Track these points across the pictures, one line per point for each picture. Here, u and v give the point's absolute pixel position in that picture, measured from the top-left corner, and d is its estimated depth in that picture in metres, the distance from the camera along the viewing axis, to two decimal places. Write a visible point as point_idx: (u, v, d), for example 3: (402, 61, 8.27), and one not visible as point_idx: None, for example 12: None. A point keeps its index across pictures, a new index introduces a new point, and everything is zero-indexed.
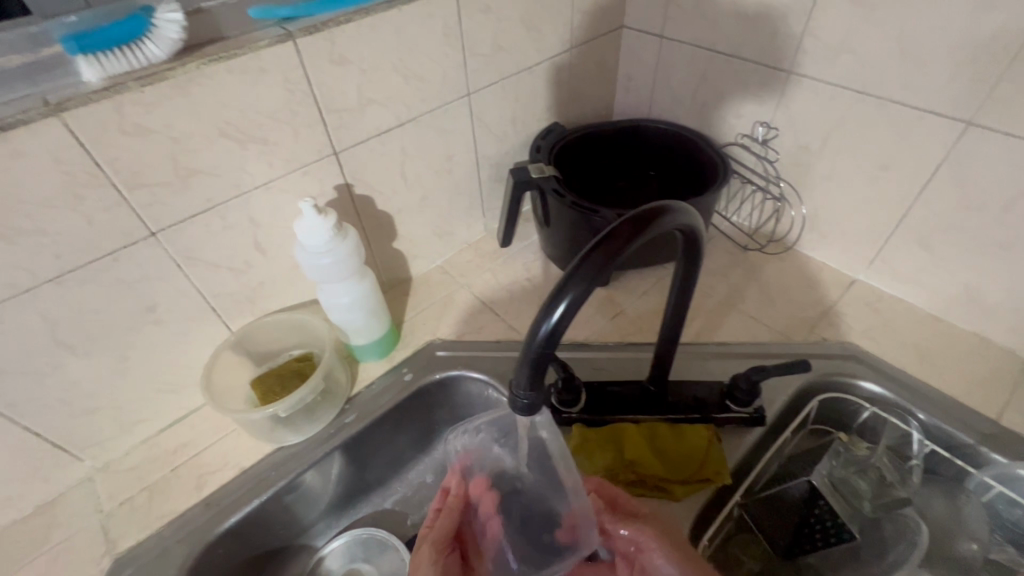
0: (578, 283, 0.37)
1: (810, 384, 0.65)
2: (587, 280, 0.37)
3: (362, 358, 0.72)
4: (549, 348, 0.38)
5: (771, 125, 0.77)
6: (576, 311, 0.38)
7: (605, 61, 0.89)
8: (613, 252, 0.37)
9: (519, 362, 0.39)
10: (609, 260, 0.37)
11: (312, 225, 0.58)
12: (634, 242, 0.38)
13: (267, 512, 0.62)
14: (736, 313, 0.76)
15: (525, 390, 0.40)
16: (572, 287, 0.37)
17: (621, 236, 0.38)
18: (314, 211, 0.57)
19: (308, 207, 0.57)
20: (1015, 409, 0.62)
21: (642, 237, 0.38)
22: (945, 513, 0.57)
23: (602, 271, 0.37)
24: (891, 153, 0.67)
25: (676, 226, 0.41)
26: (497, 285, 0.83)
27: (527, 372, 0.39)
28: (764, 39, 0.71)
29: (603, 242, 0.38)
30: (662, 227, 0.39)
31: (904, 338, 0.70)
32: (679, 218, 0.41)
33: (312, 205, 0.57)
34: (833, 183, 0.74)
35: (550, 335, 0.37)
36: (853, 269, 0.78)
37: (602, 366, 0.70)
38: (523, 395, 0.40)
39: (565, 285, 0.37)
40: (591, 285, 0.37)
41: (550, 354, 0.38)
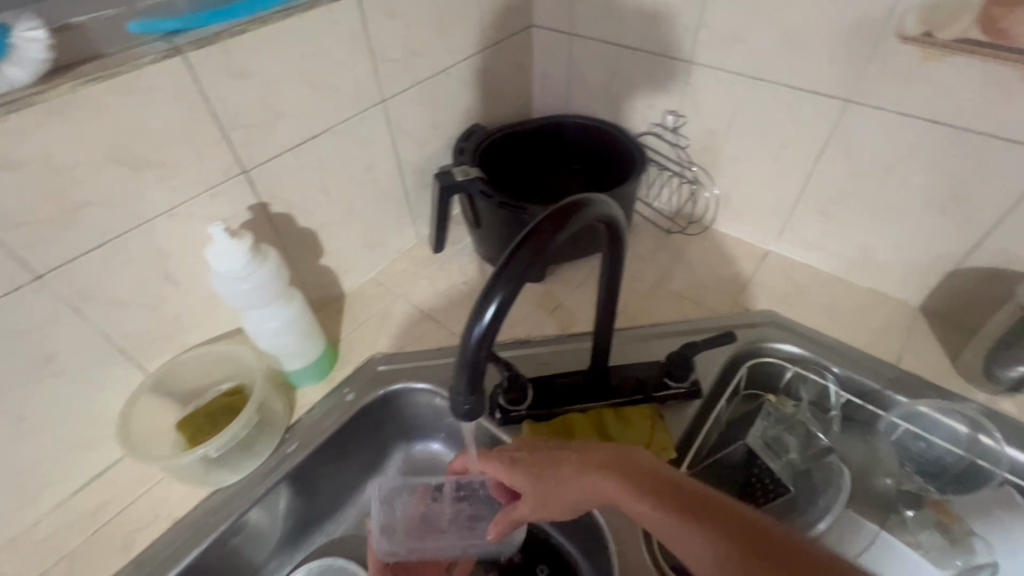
0: (506, 282, 0.37)
1: (738, 354, 0.70)
2: (515, 278, 0.37)
3: (298, 384, 0.69)
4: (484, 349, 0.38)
5: (680, 113, 0.81)
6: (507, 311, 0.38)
7: (519, 60, 0.90)
8: (540, 247, 0.38)
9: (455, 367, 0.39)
10: (538, 255, 0.38)
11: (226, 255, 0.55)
12: (559, 236, 0.39)
13: (209, 560, 0.58)
14: (666, 294, 0.79)
15: (466, 397, 0.40)
16: (501, 288, 0.37)
17: (545, 232, 0.38)
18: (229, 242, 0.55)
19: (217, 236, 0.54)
20: (910, 353, 0.69)
21: (565, 231, 0.39)
22: (864, 454, 0.64)
23: (529, 268, 0.38)
24: (786, 131, 0.72)
25: (597, 217, 0.42)
26: (434, 293, 0.82)
27: (466, 380, 0.39)
28: (665, 32, 0.75)
29: (527, 238, 0.38)
30: (584, 220, 0.41)
31: (814, 301, 0.76)
32: (600, 211, 0.42)
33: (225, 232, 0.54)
34: (739, 164, 0.79)
35: (482, 336, 0.37)
36: (765, 242, 0.84)
37: (546, 361, 0.70)
38: (464, 402, 0.40)
39: (493, 285, 0.37)
40: (519, 283, 0.37)
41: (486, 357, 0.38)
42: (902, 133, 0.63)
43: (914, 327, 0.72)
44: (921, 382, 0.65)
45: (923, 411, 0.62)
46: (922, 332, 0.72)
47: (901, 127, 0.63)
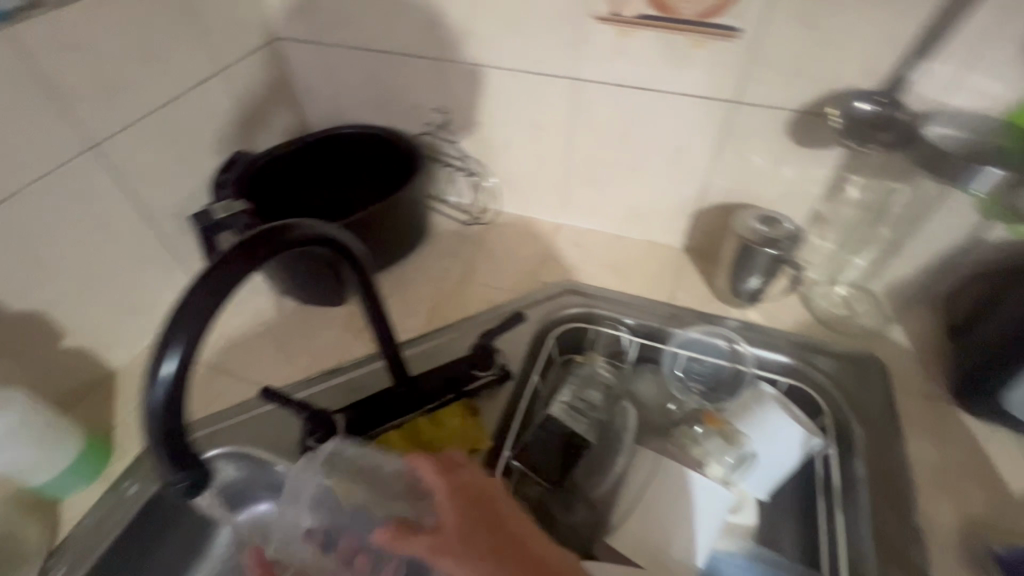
0: (178, 334, 0.34)
1: (541, 328, 0.73)
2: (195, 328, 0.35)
3: (61, 495, 0.58)
4: (168, 420, 0.34)
5: (444, 110, 0.82)
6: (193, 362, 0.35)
7: (272, 78, 0.84)
8: (219, 286, 0.36)
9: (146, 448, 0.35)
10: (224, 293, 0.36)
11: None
12: (248, 271, 0.37)
13: None
14: (472, 286, 0.81)
15: (174, 471, 0.36)
16: (177, 338, 0.34)
17: (223, 270, 0.36)
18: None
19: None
20: (679, 290, 0.79)
21: (258, 263, 0.38)
22: (657, 388, 0.71)
23: (211, 312, 0.35)
24: (537, 113, 0.77)
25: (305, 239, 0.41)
26: (227, 344, 0.74)
27: (164, 451, 0.35)
28: (404, 33, 0.75)
29: (205, 279, 0.36)
30: (285, 247, 0.40)
31: (602, 263, 0.83)
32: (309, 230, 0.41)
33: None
34: (509, 149, 0.83)
35: (163, 400, 0.34)
36: (554, 217, 0.89)
37: (357, 386, 0.67)
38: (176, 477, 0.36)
39: (167, 341, 0.34)
40: (199, 332, 0.35)
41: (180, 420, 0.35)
42: (621, 100, 0.71)
43: (682, 266, 0.82)
44: (690, 313, 0.75)
45: (693, 337, 0.71)
46: (688, 269, 0.82)
47: (619, 95, 0.71)
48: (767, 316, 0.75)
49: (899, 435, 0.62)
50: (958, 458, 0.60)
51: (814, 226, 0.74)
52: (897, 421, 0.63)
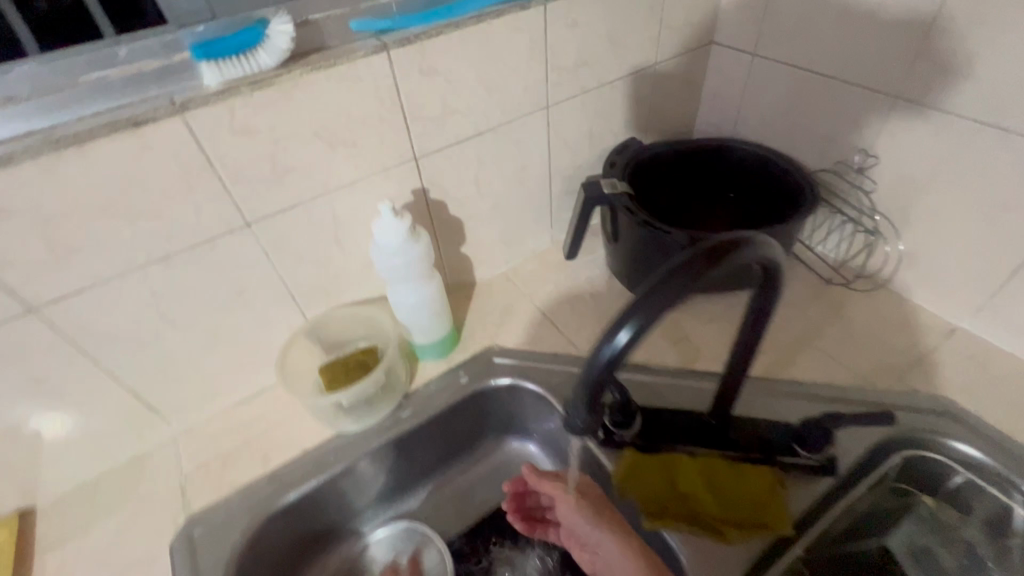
0: (639, 314, 0.34)
1: (892, 438, 0.59)
2: (654, 311, 0.34)
3: (421, 357, 0.74)
4: (603, 378, 0.35)
5: (869, 153, 0.71)
6: (640, 337, 0.35)
7: (692, 77, 0.86)
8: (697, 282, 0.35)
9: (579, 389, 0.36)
10: (679, 291, 0.34)
11: (609, 353, 0.35)
12: (703, 276, 0.35)
13: (322, 494, 0.66)
14: (814, 350, 0.70)
15: (581, 415, 0.37)
16: (639, 314, 0.34)
17: (699, 264, 0.35)
18: (622, 345, 0.35)
19: (631, 334, 0.34)
20: None
21: (714, 272, 0.35)
22: None
23: (672, 304, 0.34)
24: (1011, 191, 0.59)
25: (750, 259, 0.38)
26: (558, 297, 0.83)
27: (584, 398, 0.36)
28: (867, 61, 0.66)
29: (674, 272, 0.35)
30: (743, 259, 0.37)
31: (1012, 400, 0.62)
32: (755, 255, 0.38)
33: (633, 341, 0.34)
34: (938, 220, 0.67)
35: (606, 363, 0.35)
36: (954, 316, 0.70)
37: (661, 393, 0.66)
38: (578, 419, 0.38)
39: (627, 316, 0.34)
40: (656, 316, 0.34)
41: (611, 378, 0.36)
42: None
43: None
44: None
45: None
46: None
47: None
48: None
49: None
50: None
51: None
52: None
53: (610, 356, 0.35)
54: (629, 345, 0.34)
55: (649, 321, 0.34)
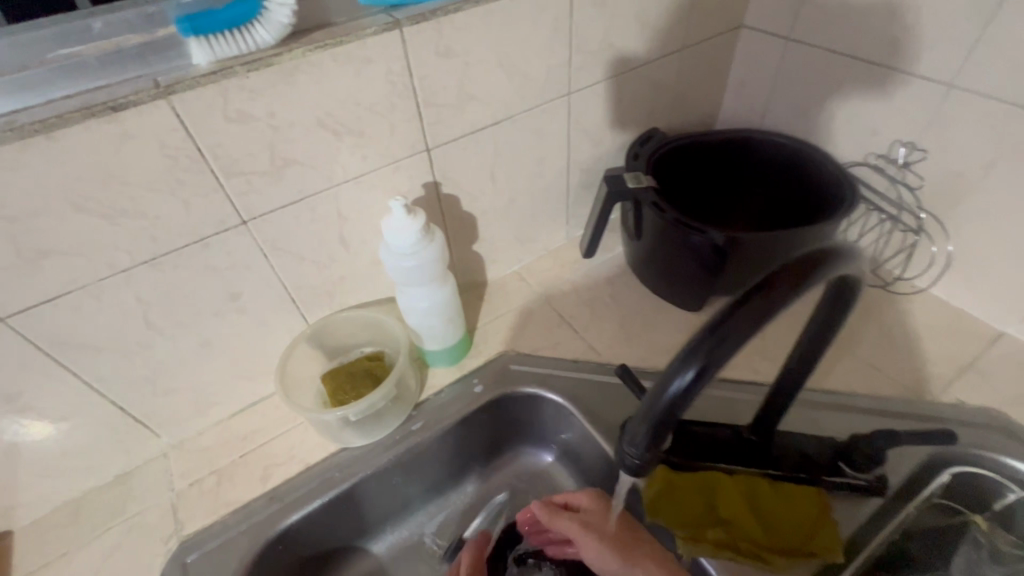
0: (716, 341, 0.29)
1: (942, 455, 0.55)
2: (734, 339, 0.29)
3: (431, 363, 0.69)
4: (670, 414, 0.30)
5: (915, 146, 0.66)
6: (716, 368, 0.30)
7: (719, 63, 0.80)
8: (783, 303, 0.30)
9: (638, 428, 0.32)
10: (759, 320, 0.29)
11: (677, 389, 0.30)
12: (789, 300, 0.30)
13: (327, 514, 0.61)
14: (853, 357, 0.66)
15: (639, 452, 0.32)
16: (715, 342, 0.29)
17: (782, 281, 0.30)
18: (693, 380, 0.29)
19: (705, 368, 0.29)
20: None
21: (800, 294, 0.30)
22: None
23: (752, 334, 0.29)
24: None
25: (833, 276, 0.33)
26: (576, 298, 0.78)
27: (645, 434, 0.32)
28: (919, 47, 0.61)
29: (753, 295, 0.30)
30: (829, 274, 0.32)
31: None
32: (839, 272, 0.33)
33: (706, 376, 0.29)
34: (989, 220, 0.62)
35: (676, 399, 0.30)
36: (1000, 321, 0.67)
37: (692, 404, 0.62)
38: (635, 456, 0.33)
39: (701, 344, 0.29)
40: (736, 345, 0.29)
41: (678, 414, 0.31)
42: None
43: None
44: None
45: None
46: None
47: None
48: None
49: None
50: None
51: None
52: None
53: (678, 392, 0.30)
54: (701, 382, 0.29)
55: (726, 354, 0.29)
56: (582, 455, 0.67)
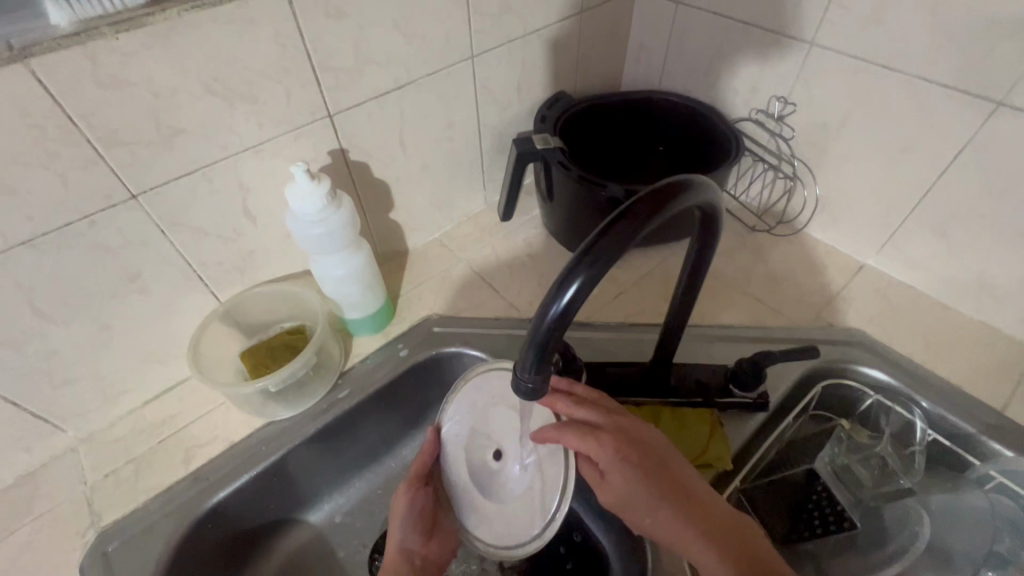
0: (586, 266, 0.33)
1: (815, 370, 0.63)
2: (602, 263, 0.33)
3: (355, 333, 0.70)
4: (552, 335, 0.34)
5: (788, 100, 0.73)
6: (588, 292, 0.33)
7: (617, 28, 0.84)
8: (642, 231, 0.34)
9: (529, 347, 0.35)
10: (621, 244, 0.33)
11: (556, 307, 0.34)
12: (648, 225, 0.34)
13: (257, 488, 0.61)
14: (743, 295, 0.73)
15: (531, 374, 0.36)
16: (585, 266, 0.33)
17: (641, 211, 0.34)
18: (571, 298, 0.33)
19: (581, 285, 0.33)
20: (1020, 400, 0.60)
21: (659, 221, 0.34)
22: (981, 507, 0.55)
23: (619, 253, 0.33)
24: (913, 133, 0.63)
25: (691, 206, 0.37)
26: (496, 261, 0.81)
27: (532, 355, 0.35)
28: (785, 7, 0.67)
29: (618, 223, 0.34)
30: (684, 205, 0.36)
31: (911, 325, 0.68)
32: (696, 202, 0.37)
33: (582, 294, 0.33)
34: (849, 164, 0.71)
35: (556, 322, 0.33)
36: (862, 253, 0.76)
37: (604, 347, 0.67)
38: (528, 379, 0.36)
39: (573, 269, 0.33)
40: (604, 268, 0.33)
41: (561, 336, 0.35)
42: None
43: None
44: None
45: None
46: None
47: None
48: None
49: None
50: None
51: None
52: None
53: (559, 310, 0.34)
54: (578, 298, 0.33)
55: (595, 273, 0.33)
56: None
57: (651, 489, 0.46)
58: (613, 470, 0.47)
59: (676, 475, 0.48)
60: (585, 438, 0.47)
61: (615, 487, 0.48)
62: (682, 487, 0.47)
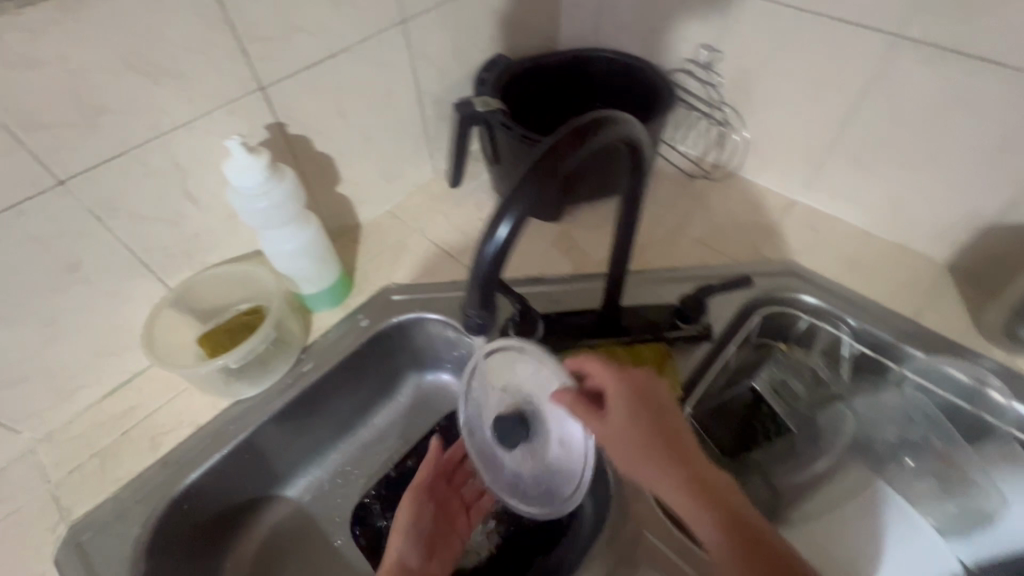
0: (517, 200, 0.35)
1: (755, 301, 0.68)
2: (531, 196, 0.36)
3: (314, 308, 0.70)
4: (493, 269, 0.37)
5: (714, 48, 0.76)
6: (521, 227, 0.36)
7: None
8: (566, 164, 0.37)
9: (472, 288, 0.38)
10: (548, 178, 0.36)
11: (491, 247, 0.37)
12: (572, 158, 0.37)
13: (231, 466, 0.62)
14: (686, 239, 0.78)
15: (477, 309, 0.39)
16: (517, 200, 0.35)
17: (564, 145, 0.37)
18: (504, 237, 0.36)
19: (512, 225, 0.35)
20: (928, 309, 0.67)
21: (582, 153, 0.37)
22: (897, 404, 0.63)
23: (546, 187, 0.36)
24: (826, 71, 0.68)
25: (614, 140, 0.40)
26: (449, 227, 0.82)
27: (477, 291, 0.38)
28: None
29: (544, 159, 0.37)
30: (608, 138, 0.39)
31: (837, 253, 0.74)
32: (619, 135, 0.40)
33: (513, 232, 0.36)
34: (773, 106, 0.75)
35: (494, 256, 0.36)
36: (791, 191, 0.81)
37: (558, 298, 0.70)
38: (475, 314, 0.39)
39: (506, 205, 0.35)
40: (534, 201, 0.36)
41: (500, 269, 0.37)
42: (953, 71, 0.59)
43: (939, 285, 0.70)
44: (936, 338, 0.64)
45: (943, 369, 0.61)
46: (946, 290, 0.69)
47: (951, 64, 0.59)
48: None
49: None
50: None
51: None
52: None
53: (493, 250, 0.36)
54: (512, 239, 0.36)
55: (520, 212, 0.36)
56: (479, 370, 0.72)
57: (642, 440, 0.46)
58: (615, 399, 0.47)
59: (673, 436, 0.46)
60: (605, 367, 0.49)
61: (603, 426, 0.46)
62: (676, 445, 0.46)
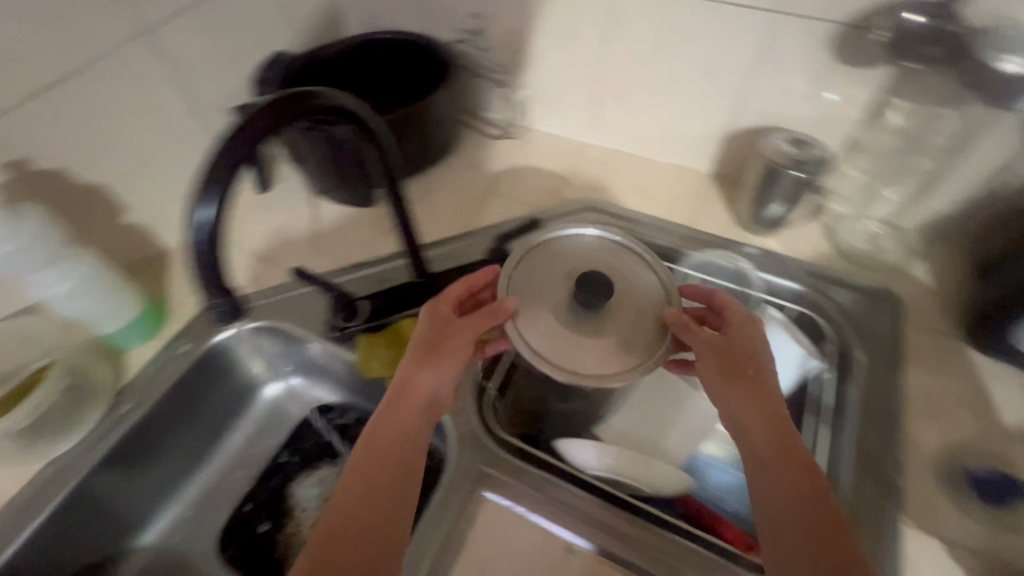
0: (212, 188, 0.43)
1: (558, 241, 0.76)
2: (221, 183, 0.44)
3: (126, 347, 0.67)
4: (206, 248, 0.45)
5: (479, 16, 0.81)
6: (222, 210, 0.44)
7: None
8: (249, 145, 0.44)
9: (202, 271, 0.47)
10: (234, 160, 0.44)
11: (199, 235, 0.44)
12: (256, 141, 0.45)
13: (58, 530, 0.58)
14: (496, 197, 0.83)
15: (216, 292, 0.49)
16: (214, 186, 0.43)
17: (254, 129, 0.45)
18: (206, 224, 0.44)
19: (212, 209, 0.44)
20: (698, 214, 0.79)
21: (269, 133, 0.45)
22: None
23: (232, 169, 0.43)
24: (571, 22, 0.76)
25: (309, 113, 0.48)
26: (267, 234, 0.81)
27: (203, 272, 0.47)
28: None
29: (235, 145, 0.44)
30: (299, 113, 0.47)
31: (626, 182, 0.84)
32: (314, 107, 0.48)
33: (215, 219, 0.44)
34: (543, 61, 0.82)
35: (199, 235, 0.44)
36: (583, 136, 0.89)
37: (381, 278, 0.72)
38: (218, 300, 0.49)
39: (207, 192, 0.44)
40: (223, 187, 0.44)
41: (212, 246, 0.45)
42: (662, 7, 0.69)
43: (706, 192, 0.81)
44: (705, 236, 0.75)
45: (711, 260, 0.72)
46: (712, 195, 0.81)
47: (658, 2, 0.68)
48: (786, 245, 0.74)
49: (899, 365, 0.62)
50: (957, 390, 0.60)
51: (848, 154, 0.73)
52: (900, 356, 0.63)
53: (202, 236, 0.44)
54: (210, 220, 0.44)
55: (215, 199, 0.44)
56: (329, 365, 0.72)
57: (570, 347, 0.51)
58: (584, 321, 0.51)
59: (737, 355, 0.50)
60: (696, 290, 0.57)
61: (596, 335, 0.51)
62: (740, 362, 0.49)
